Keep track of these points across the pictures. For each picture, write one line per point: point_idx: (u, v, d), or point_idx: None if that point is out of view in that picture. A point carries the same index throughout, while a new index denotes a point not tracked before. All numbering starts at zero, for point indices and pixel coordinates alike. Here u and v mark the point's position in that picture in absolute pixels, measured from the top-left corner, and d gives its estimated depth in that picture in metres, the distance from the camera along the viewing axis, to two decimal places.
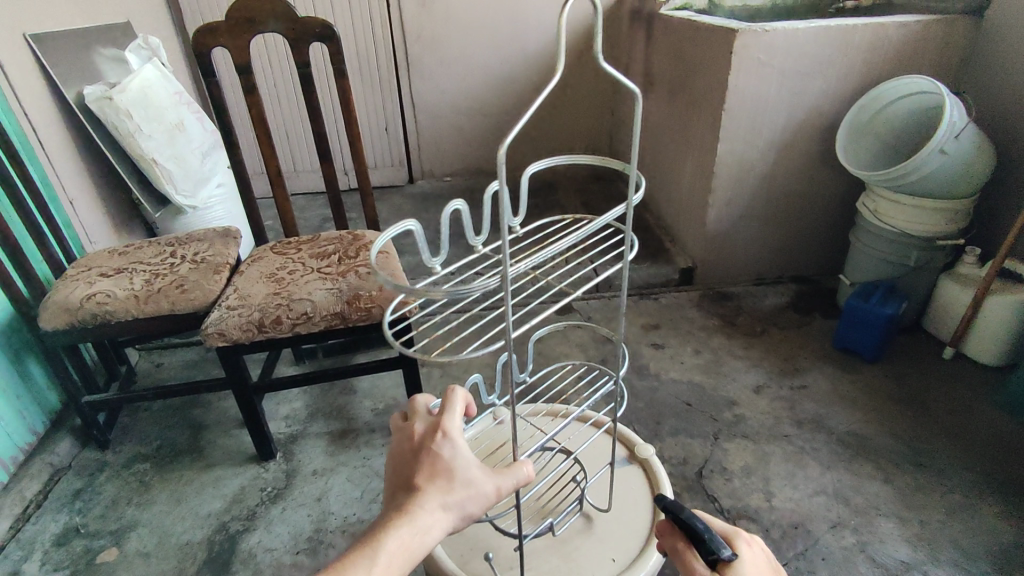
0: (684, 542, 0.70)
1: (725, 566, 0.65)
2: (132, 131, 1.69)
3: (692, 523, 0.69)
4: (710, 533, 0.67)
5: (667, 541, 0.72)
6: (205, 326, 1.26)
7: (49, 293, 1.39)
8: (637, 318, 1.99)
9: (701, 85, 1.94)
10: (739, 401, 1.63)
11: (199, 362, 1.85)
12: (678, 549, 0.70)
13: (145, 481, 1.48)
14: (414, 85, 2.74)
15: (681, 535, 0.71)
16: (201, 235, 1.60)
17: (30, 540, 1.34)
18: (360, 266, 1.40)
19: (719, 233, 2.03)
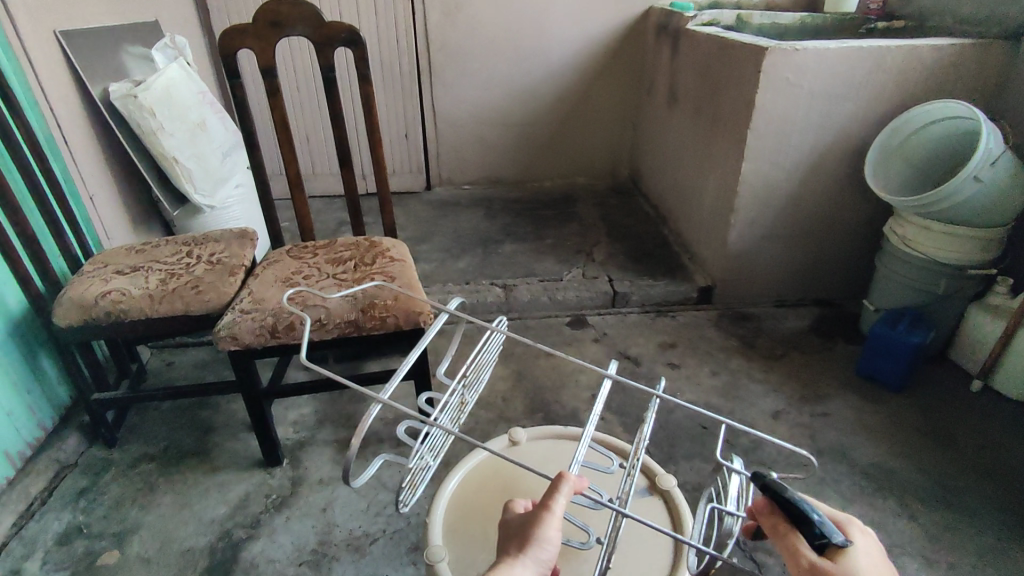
0: (788, 522, 0.70)
1: (838, 551, 0.65)
2: (154, 130, 1.70)
3: (799, 505, 0.68)
4: (818, 517, 0.67)
5: (767, 520, 0.71)
6: (217, 329, 1.25)
7: (64, 289, 1.39)
8: (653, 336, 1.96)
9: (727, 103, 1.90)
10: (757, 427, 1.58)
11: (210, 362, 1.84)
12: (783, 530, 0.69)
13: (150, 482, 1.46)
14: (436, 93, 2.73)
15: (783, 516, 0.70)
16: (218, 236, 1.60)
17: (33, 538, 1.33)
18: (377, 273, 1.39)
19: (741, 253, 1.99)
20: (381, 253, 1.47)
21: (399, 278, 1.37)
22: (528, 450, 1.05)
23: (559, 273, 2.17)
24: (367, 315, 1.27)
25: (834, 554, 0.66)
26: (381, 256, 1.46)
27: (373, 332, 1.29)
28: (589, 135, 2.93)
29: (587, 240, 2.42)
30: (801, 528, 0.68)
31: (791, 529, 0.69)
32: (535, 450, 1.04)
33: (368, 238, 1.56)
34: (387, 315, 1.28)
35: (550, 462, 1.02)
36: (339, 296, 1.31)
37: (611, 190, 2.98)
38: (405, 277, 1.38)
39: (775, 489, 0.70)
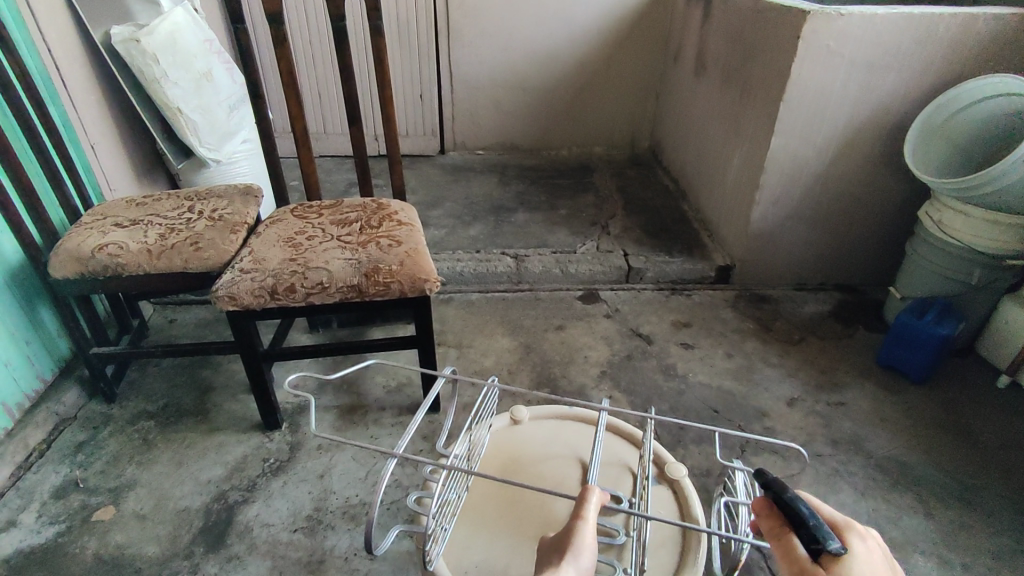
0: (785, 524, 0.62)
1: (833, 558, 0.57)
2: (158, 77, 1.62)
3: (795, 505, 0.61)
4: (817, 520, 0.60)
5: (763, 521, 0.64)
6: (215, 288, 1.20)
7: (62, 239, 1.35)
8: (667, 314, 1.89)
9: (759, 72, 1.80)
10: (770, 413, 1.53)
11: (213, 321, 1.81)
12: (777, 532, 0.62)
13: (149, 440, 1.44)
14: (454, 52, 2.62)
15: (781, 518, 0.63)
16: (221, 192, 1.54)
17: (30, 490, 1.32)
18: (383, 237, 1.33)
19: (764, 232, 1.91)
20: (388, 216, 1.41)
21: (405, 243, 1.31)
22: (531, 429, 0.98)
23: (573, 245, 2.10)
24: (370, 280, 1.22)
25: (830, 564, 0.57)
26: (388, 219, 1.40)
27: (376, 298, 1.23)
28: (610, 103, 2.81)
29: (603, 212, 2.34)
30: (796, 530, 0.60)
31: (787, 532, 0.62)
32: (538, 430, 0.98)
33: (375, 200, 1.49)
34: (391, 282, 1.22)
35: (554, 442, 0.96)
36: (343, 259, 1.25)
37: (630, 161, 2.88)
38: (412, 243, 1.32)
39: (774, 488, 0.64)
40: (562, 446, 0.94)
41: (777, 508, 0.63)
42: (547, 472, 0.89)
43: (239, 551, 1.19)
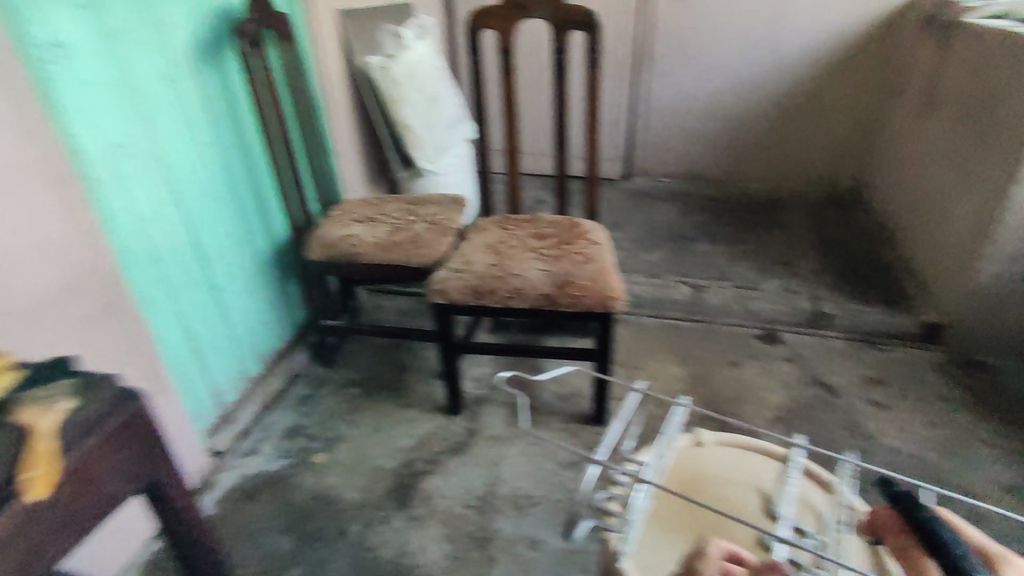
0: (917, 544, 0.62)
1: None
2: (398, 99, 1.91)
3: (932, 527, 0.60)
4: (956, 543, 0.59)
5: (890, 539, 0.64)
6: (431, 282, 1.38)
7: (316, 227, 1.64)
8: (858, 367, 1.75)
9: (1008, 112, 1.60)
10: (979, 496, 1.35)
11: (411, 311, 2.06)
12: (909, 552, 0.61)
13: (355, 404, 1.69)
14: (651, 81, 2.68)
15: (911, 536, 0.63)
16: (437, 200, 1.76)
17: (267, 427, 1.62)
18: (576, 254, 1.43)
19: (991, 291, 1.68)
20: (582, 235, 1.51)
21: (596, 261, 1.40)
22: (713, 453, 0.99)
23: (755, 281, 2.03)
24: (563, 292, 1.32)
25: None
26: (582, 238, 1.49)
27: (566, 310, 1.33)
28: (812, 138, 2.66)
29: (792, 251, 2.23)
30: (931, 553, 0.59)
31: (920, 552, 0.61)
32: (721, 455, 0.99)
33: (570, 219, 1.60)
34: (582, 296, 1.31)
35: (737, 469, 0.96)
36: (539, 269, 1.37)
37: (827, 200, 2.69)
38: (602, 261, 1.40)
39: (906, 504, 0.64)
40: (746, 475, 0.94)
41: (909, 527, 0.63)
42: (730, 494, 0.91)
43: (421, 513, 1.35)
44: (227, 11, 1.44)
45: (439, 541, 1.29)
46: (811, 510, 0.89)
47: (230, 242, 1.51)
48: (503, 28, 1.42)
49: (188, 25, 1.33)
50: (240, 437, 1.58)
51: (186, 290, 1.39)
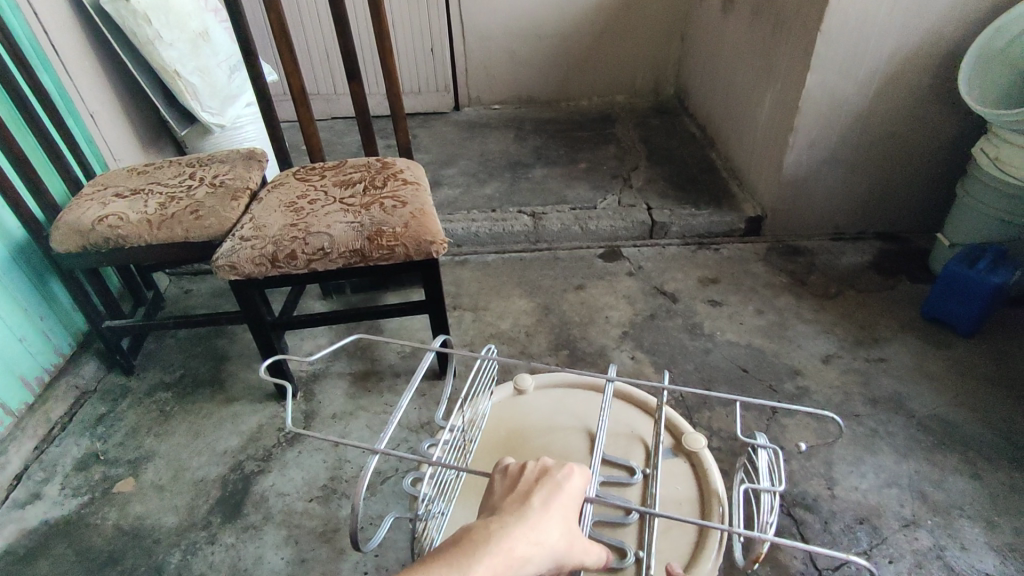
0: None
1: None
2: (151, 39, 1.57)
3: None
4: None
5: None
6: (216, 257, 1.16)
7: (63, 211, 1.32)
8: (693, 270, 1.80)
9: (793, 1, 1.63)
10: (804, 370, 1.44)
11: (226, 291, 1.80)
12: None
13: (166, 411, 1.44)
14: (463, 1, 2.48)
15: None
16: (222, 156, 1.49)
17: (52, 463, 1.32)
18: (386, 198, 1.27)
19: (796, 179, 1.77)
20: (393, 175, 1.34)
21: (410, 203, 1.25)
22: (535, 399, 1.00)
23: (593, 200, 2.01)
24: (373, 243, 1.17)
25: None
26: (393, 179, 1.33)
27: (380, 262, 1.18)
28: (632, 45, 2.65)
29: (625, 165, 2.22)
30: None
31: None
32: (539, 399, 1.00)
33: (379, 159, 1.43)
34: (395, 244, 1.17)
35: (561, 412, 0.97)
36: (344, 222, 1.20)
37: (654, 109, 2.73)
38: (417, 202, 1.25)
39: None
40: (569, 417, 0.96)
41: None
42: (555, 446, 0.91)
43: (256, 521, 1.18)
44: None
45: (279, 546, 1.14)
46: (637, 439, 0.93)
47: None
48: None
49: None
50: (16, 486, 1.27)
51: None
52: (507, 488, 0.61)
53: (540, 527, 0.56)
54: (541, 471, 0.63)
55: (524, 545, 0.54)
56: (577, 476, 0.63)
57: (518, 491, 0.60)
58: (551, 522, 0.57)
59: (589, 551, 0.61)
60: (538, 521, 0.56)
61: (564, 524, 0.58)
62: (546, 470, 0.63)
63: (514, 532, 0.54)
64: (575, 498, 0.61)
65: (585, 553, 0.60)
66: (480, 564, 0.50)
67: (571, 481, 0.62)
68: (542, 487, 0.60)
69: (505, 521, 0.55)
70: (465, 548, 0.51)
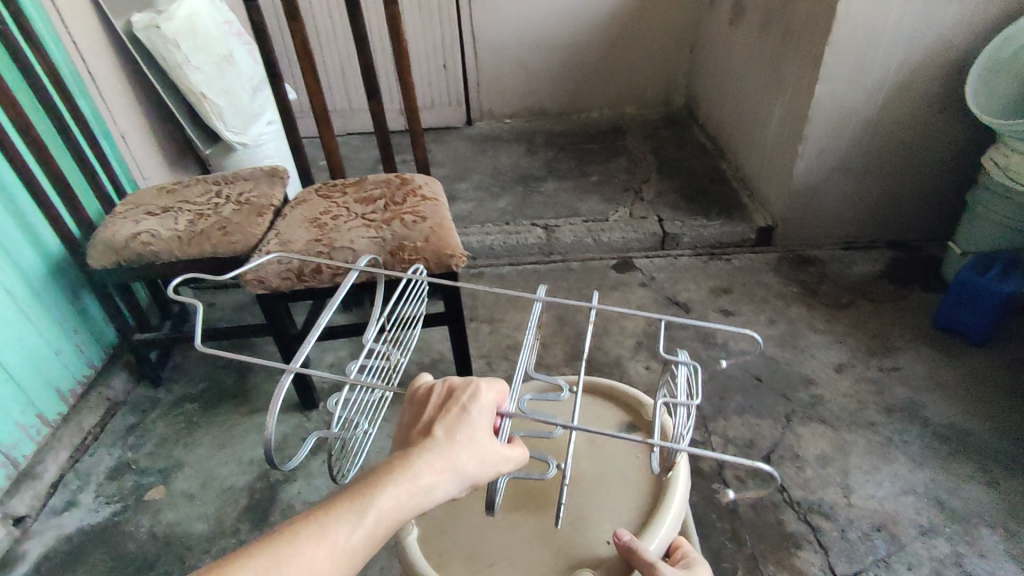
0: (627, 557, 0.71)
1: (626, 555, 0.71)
2: (180, 64, 1.64)
3: None
4: None
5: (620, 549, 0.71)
6: (244, 272, 1.21)
7: (98, 229, 1.38)
8: (705, 280, 1.83)
9: (801, 15, 1.67)
10: (817, 379, 1.46)
11: (249, 304, 1.85)
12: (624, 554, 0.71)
13: (193, 422, 1.48)
14: (476, 19, 2.55)
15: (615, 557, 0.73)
16: (247, 174, 1.54)
17: (86, 472, 1.37)
18: (406, 213, 1.31)
19: (806, 189, 1.80)
20: (412, 191, 1.39)
21: (430, 218, 1.29)
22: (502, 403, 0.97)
23: (605, 212, 2.04)
24: (395, 258, 1.21)
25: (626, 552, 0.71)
26: (412, 195, 1.37)
27: (401, 276, 1.23)
28: (641, 59, 2.69)
29: (636, 176, 2.26)
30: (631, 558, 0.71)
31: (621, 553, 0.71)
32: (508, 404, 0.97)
33: (398, 175, 1.47)
34: (416, 259, 1.21)
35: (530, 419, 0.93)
36: (367, 238, 1.24)
37: (664, 121, 2.77)
38: (436, 218, 1.29)
39: None
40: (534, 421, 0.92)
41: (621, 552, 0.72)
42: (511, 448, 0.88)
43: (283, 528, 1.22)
44: None
45: None
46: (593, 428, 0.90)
47: None
48: None
49: None
50: (52, 493, 1.32)
51: None
52: (416, 418, 0.62)
53: (448, 453, 0.57)
54: (448, 394, 0.63)
55: (426, 471, 0.55)
56: (483, 393, 0.63)
57: (426, 420, 0.61)
58: (457, 447, 0.58)
59: (506, 460, 0.62)
60: (443, 446, 0.57)
61: (473, 442, 0.59)
62: (451, 394, 0.63)
63: (415, 460, 0.55)
64: (484, 414, 0.62)
65: (501, 462, 0.61)
66: (381, 493, 0.52)
67: (477, 401, 0.62)
68: (447, 414, 0.61)
69: (408, 452, 0.57)
70: (361, 484, 0.53)
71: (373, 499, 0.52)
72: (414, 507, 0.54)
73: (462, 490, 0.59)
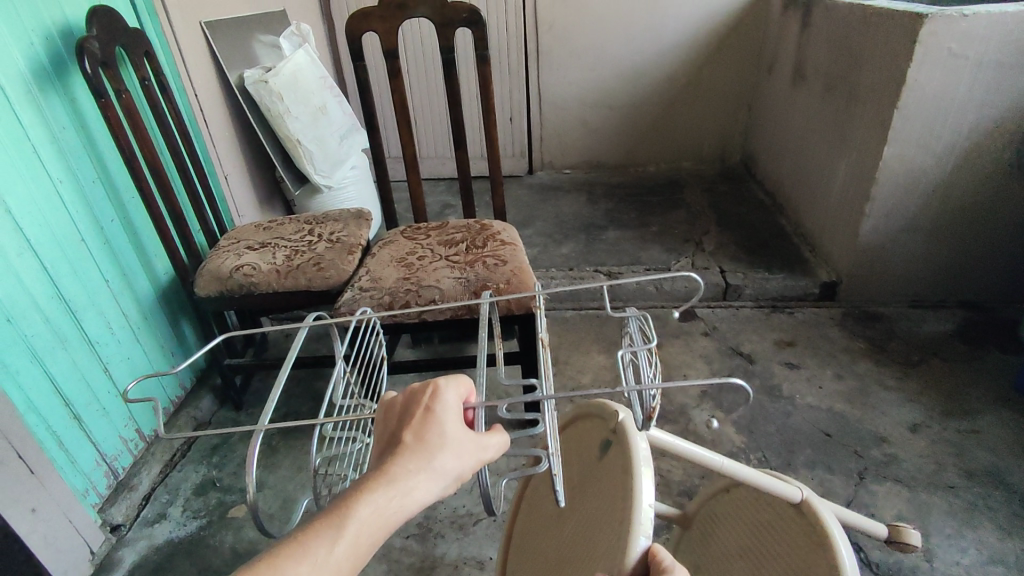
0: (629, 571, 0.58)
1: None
2: (281, 113, 1.80)
3: None
4: None
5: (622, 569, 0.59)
6: (338, 305, 1.30)
7: (203, 261, 1.50)
8: (769, 333, 1.84)
9: (867, 79, 1.72)
10: (891, 438, 1.43)
11: (323, 336, 1.95)
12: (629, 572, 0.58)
13: (273, 445, 1.56)
14: (543, 77, 2.70)
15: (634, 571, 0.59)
16: (336, 215, 1.66)
17: (175, 486, 1.46)
18: (488, 256, 1.39)
19: (874, 246, 1.81)
20: (492, 236, 1.47)
21: (510, 262, 1.36)
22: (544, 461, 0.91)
23: (666, 262, 2.09)
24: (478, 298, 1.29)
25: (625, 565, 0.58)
26: (492, 239, 1.46)
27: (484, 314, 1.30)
28: (700, 116, 2.78)
29: (696, 228, 2.31)
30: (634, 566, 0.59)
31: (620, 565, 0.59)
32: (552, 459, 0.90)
33: (478, 221, 1.56)
34: (498, 299, 1.29)
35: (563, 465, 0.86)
36: (452, 277, 1.32)
37: (721, 175, 2.82)
38: (516, 261, 1.37)
39: None
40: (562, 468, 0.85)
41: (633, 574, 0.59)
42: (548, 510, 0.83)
43: None
44: (68, 30, 1.29)
45: None
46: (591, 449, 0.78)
47: (105, 288, 1.35)
48: (385, 31, 1.44)
49: (19, 49, 1.17)
50: (145, 504, 1.41)
51: (58, 350, 1.22)
52: (386, 433, 0.57)
53: (422, 455, 0.53)
54: (410, 397, 0.59)
55: (403, 477, 0.51)
56: (447, 390, 0.59)
57: (391, 433, 0.57)
58: (431, 447, 0.54)
59: (484, 450, 0.57)
60: (415, 451, 0.53)
61: (446, 438, 0.55)
62: (411, 400, 0.59)
63: (391, 470, 0.51)
64: (453, 408, 0.58)
65: (480, 452, 0.57)
66: (358, 507, 0.47)
67: (440, 398, 0.58)
68: (414, 417, 0.56)
69: (378, 466, 0.52)
70: (333, 504, 0.48)
71: (352, 514, 0.47)
72: (402, 514, 0.49)
73: (448, 490, 0.54)
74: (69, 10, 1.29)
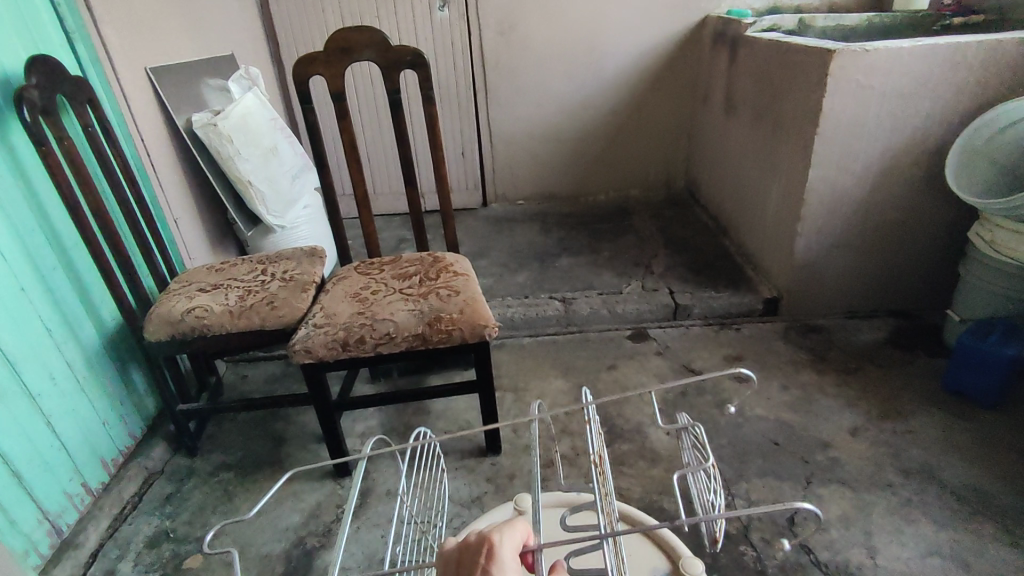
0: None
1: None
2: (231, 155, 1.81)
3: None
4: None
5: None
6: (293, 342, 1.31)
7: (152, 306, 1.48)
8: (718, 349, 1.91)
9: (790, 108, 1.85)
10: (834, 443, 1.51)
11: (281, 376, 1.93)
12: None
13: (229, 490, 1.53)
14: (492, 113, 2.80)
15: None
16: (289, 254, 1.67)
17: (125, 541, 1.40)
18: (441, 287, 1.43)
19: (808, 262, 1.92)
20: (445, 267, 1.51)
21: (463, 292, 1.40)
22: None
23: (618, 286, 2.16)
24: (433, 328, 1.31)
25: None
26: (445, 271, 1.49)
27: (439, 345, 1.33)
28: (644, 146, 2.91)
29: (645, 253, 2.40)
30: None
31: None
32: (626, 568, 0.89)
33: (432, 254, 1.60)
34: (452, 328, 1.32)
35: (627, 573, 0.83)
36: (406, 310, 1.35)
37: (667, 202, 2.95)
38: (469, 292, 1.40)
39: None
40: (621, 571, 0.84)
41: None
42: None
43: None
44: (5, 80, 1.28)
45: None
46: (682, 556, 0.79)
47: (48, 338, 1.32)
48: (332, 73, 1.49)
49: None
50: (93, 562, 1.35)
51: None
52: None
53: None
54: (467, 553, 0.59)
55: None
56: (507, 546, 0.59)
57: None
58: None
59: None
60: None
61: None
62: (467, 557, 0.59)
63: None
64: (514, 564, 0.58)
65: None
66: None
67: (497, 558, 0.58)
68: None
69: None
70: None
71: None
72: None
73: None
74: (7, 61, 1.29)
